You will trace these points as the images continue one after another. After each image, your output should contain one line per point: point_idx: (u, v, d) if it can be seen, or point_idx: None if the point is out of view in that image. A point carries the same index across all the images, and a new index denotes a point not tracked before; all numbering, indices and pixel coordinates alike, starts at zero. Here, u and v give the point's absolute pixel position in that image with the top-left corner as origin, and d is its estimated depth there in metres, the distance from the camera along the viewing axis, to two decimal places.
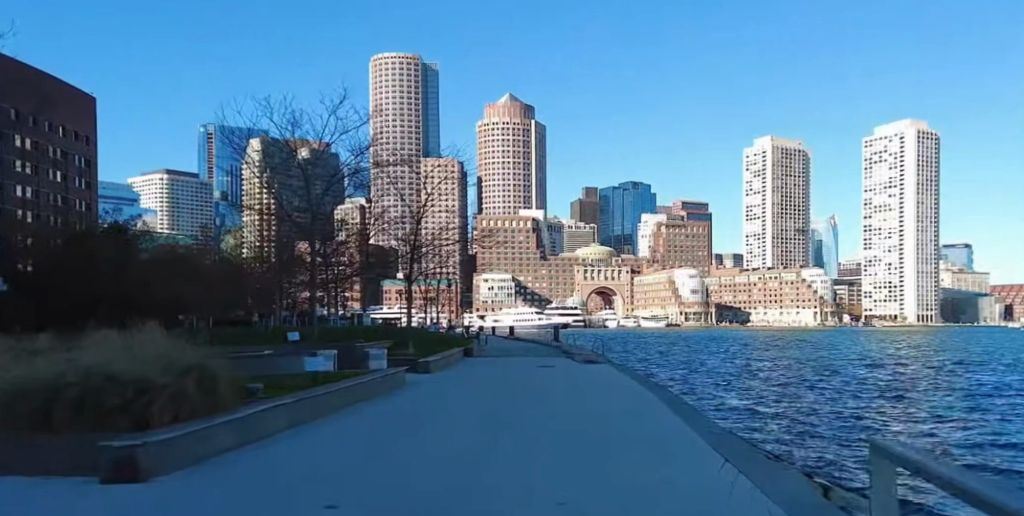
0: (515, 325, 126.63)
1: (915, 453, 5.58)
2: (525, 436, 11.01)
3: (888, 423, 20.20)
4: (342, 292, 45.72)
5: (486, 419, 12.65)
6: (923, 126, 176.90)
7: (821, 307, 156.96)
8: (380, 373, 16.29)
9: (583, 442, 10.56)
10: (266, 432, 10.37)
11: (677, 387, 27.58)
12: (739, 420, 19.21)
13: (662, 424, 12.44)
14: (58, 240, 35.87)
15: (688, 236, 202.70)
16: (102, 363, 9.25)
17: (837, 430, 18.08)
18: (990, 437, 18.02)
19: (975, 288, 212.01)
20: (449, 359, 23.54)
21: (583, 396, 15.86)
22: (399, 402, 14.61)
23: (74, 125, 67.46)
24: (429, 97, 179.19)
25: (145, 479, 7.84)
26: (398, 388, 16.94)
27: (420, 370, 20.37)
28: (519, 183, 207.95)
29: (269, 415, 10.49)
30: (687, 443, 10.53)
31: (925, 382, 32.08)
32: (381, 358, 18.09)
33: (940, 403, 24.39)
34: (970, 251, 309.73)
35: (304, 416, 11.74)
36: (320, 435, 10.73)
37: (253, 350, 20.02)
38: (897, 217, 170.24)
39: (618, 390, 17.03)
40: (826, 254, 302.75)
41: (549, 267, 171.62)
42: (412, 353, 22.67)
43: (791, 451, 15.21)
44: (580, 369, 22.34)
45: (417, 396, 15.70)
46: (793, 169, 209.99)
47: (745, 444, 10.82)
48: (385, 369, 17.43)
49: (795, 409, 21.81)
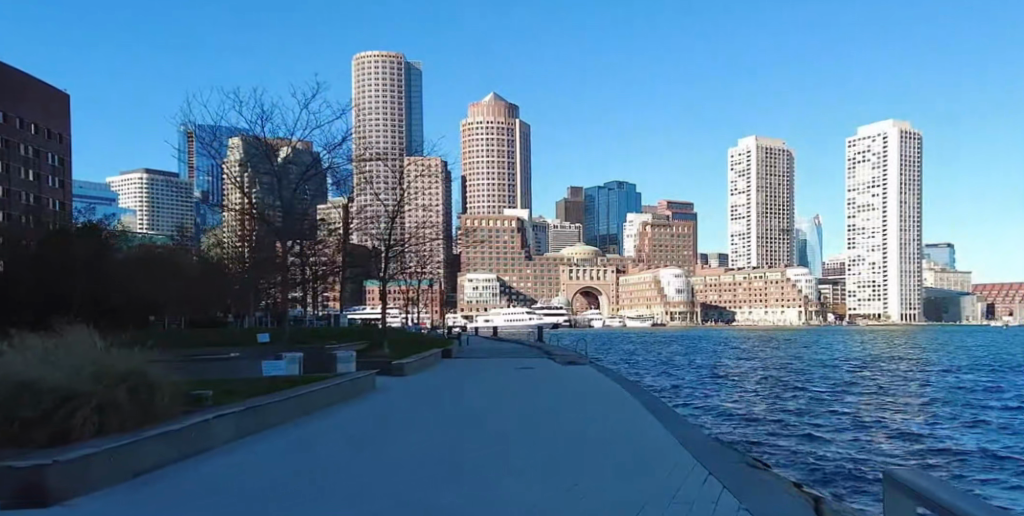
0: (502, 324, 126.72)
1: (923, 481, 5.23)
2: (496, 446, 10.51)
3: (880, 425, 19.97)
4: (320, 292, 44.90)
5: (455, 425, 12.27)
6: (907, 124, 178.30)
7: (805, 306, 157.57)
8: (349, 376, 15.90)
9: (557, 452, 10.10)
10: (209, 443, 9.91)
11: (663, 389, 27.59)
12: (722, 424, 19.03)
13: (640, 431, 11.93)
14: (30, 242, 34.98)
15: (673, 235, 202.96)
16: (18, 374, 8.86)
17: (826, 435, 17.90)
18: (979, 439, 17.94)
19: (957, 287, 213.49)
20: (426, 360, 23.09)
21: (563, 400, 15.53)
22: (369, 405, 14.29)
23: (47, 123, 66.49)
24: (412, 96, 178.81)
25: (55, 504, 7.32)
26: (369, 392, 16.50)
27: (393, 373, 19.92)
28: (504, 183, 207.59)
29: (215, 424, 10.07)
30: (661, 452, 10.14)
31: (910, 383, 32.19)
32: (350, 360, 17.66)
33: (928, 405, 24.20)
34: (953, 251, 312.15)
35: (259, 424, 11.33)
36: (273, 445, 10.34)
37: (218, 354, 19.53)
38: (880, 216, 171.08)
39: (600, 394, 16.56)
40: (809, 254, 303.97)
41: (533, 266, 172.08)
42: (388, 355, 22.26)
43: (780, 458, 14.97)
44: (562, 371, 21.91)
45: (389, 400, 15.30)
46: (777, 169, 210.95)
47: (738, 458, 10.28)
48: (354, 372, 16.97)
49: (783, 413, 21.60)
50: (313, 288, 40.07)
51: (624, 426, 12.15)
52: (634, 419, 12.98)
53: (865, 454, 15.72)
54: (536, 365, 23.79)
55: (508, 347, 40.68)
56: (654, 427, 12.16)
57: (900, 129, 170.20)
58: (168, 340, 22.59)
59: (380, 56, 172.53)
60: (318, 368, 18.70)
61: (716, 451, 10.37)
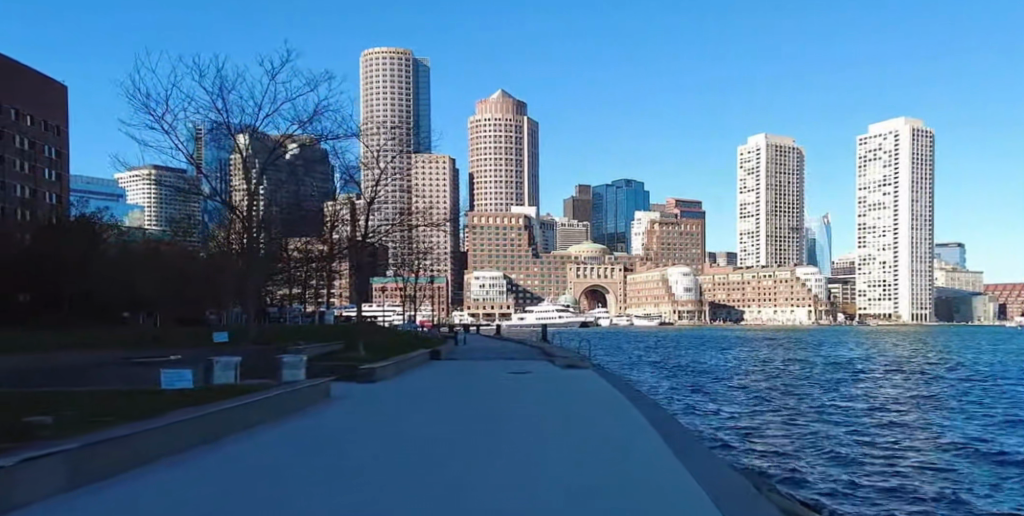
0: (543, 322, 135.15)
1: None
2: (431, 492, 8.66)
3: (882, 434, 19.37)
4: (321, 286, 43.89)
5: (411, 451, 10.65)
6: (917, 123, 178.40)
7: (815, 306, 155.86)
8: (294, 386, 14.70)
9: (516, 500, 8.31)
10: (4, 503, 7.91)
11: (671, 395, 27.31)
12: (720, 434, 18.59)
13: (629, 460, 10.27)
14: (23, 235, 34.16)
15: (681, 234, 202.05)
16: None
17: (823, 446, 17.40)
18: (992, 453, 16.83)
19: (969, 286, 212.40)
20: (402, 363, 22.10)
21: (553, 415, 14.09)
22: (299, 427, 12.57)
23: (43, 115, 66.07)
24: (419, 93, 178.34)
25: None
26: (317, 403, 15.26)
27: (360, 378, 18.93)
28: (510, 181, 207.58)
29: (19, 471, 8.07)
30: (653, 497, 8.50)
31: (921, 388, 32.05)
32: (300, 365, 16.36)
33: (945, 414, 23.54)
34: (962, 251, 310.91)
35: (116, 463, 9.46)
36: (109, 498, 8.40)
37: (164, 358, 18.97)
38: (892, 214, 170.31)
39: (591, 405, 15.38)
40: (817, 253, 303.49)
41: (541, 264, 172.86)
42: (360, 359, 21.32)
43: (782, 477, 14.28)
44: (557, 377, 20.88)
45: (333, 416, 13.71)
46: (788, 167, 209.89)
47: (766, 502, 8.48)
48: (302, 381, 15.68)
49: (784, 421, 21.06)
50: (315, 276, 38.97)
51: (609, 456, 10.49)
52: (633, 444, 11.35)
53: (881, 475, 14.66)
54: (534, 371, 22.66)
55: (511, 346, 41.77)
56: (646, 456, 10.52)
57: (912, 127, 170.49)
58: (122, 337, 22.00)
59: (388, 53, 172.76)
60: (265, 376, 17.65)
61: (728, 488, 8.84)
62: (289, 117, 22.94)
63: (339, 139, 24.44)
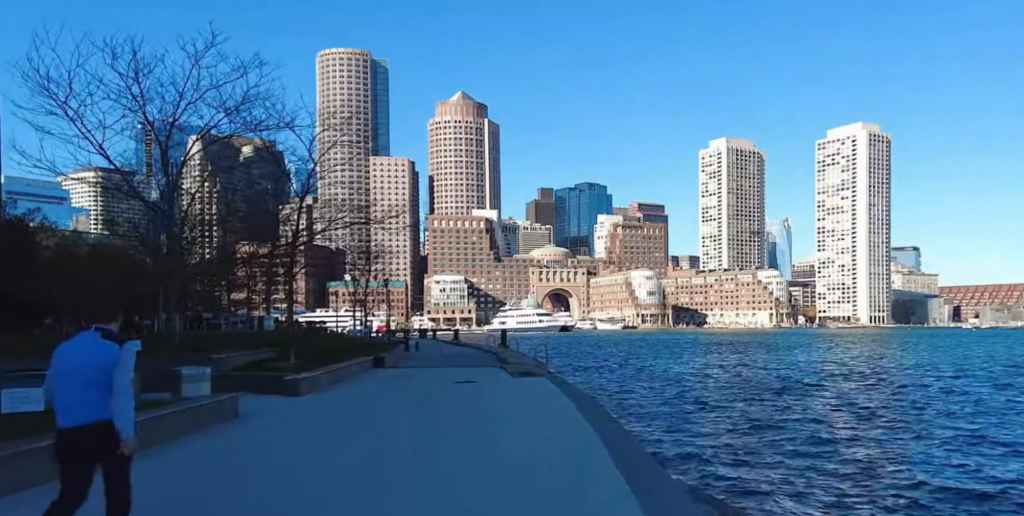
0: (519, 325, 135.17)
1: None
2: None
3: (848, 445, 18.28)
4: (267, 291, 41.63)
5: (328, 469, 9.21)
6: (875, 127, 180.70)
7: (777, 309, 156.31)
8: (199, 401, 12.84)
9: None
10: None
11: (627, 405, 25.83)
12: (679, 447, 17.17)
13: (587, 477, 9.10)
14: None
15: (644, 237, 202.80)
16: None
17: (787, 459, 16.12)
18: (968, 464, 15.85)
19: (925, 289, 215.84)
20: (337, 372, 20.56)
21: (492, 423, 13.03)
22: (204, 446, 10.83)
23: None
24: (376, 94, 175.70)
25: None
26: (225, 418, 13.40)
27: (286, 390, 17.43)
28: (471, 184, 206.16)
29: None
30: (582, 510, 7.56)
31: (886, 394, 31.35)
32: (203, 379, 14.29)
33: (908, 421, 22.59)
34: (918, 255, 312.64)
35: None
36: None
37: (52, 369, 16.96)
38: (850, 218, 172.18)
39: (532, 415, 14.15)
40: (778, 257, 304.81)
41: (503, 268, 172.27)
42: (287, 368, 19.80)
43: (751, 492, 12.93)
44: (504, 387, 19.43)
45: (243, 434, 12.02)
46: (748, 171, 211.01)
47: None
48: (207, 396, 13.76)
49: (746, 433, 19.76)
50: (262, 279, 36.71)
51: (554, 470, 9.41)
52: (570, 454, 10.36)
53: (856, 484, 13.83)
54: (478, 379, 21.03)
55: (465, 354, 40.06)
56: (597, 467, 9.51)
57: (869, 132, 172.18)
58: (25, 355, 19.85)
59: (346, 54, 169.92)
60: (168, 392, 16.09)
61: (671, 499, 8.00)
62: (212, 107, 21.36)
63: (270, 130, 22.82)
